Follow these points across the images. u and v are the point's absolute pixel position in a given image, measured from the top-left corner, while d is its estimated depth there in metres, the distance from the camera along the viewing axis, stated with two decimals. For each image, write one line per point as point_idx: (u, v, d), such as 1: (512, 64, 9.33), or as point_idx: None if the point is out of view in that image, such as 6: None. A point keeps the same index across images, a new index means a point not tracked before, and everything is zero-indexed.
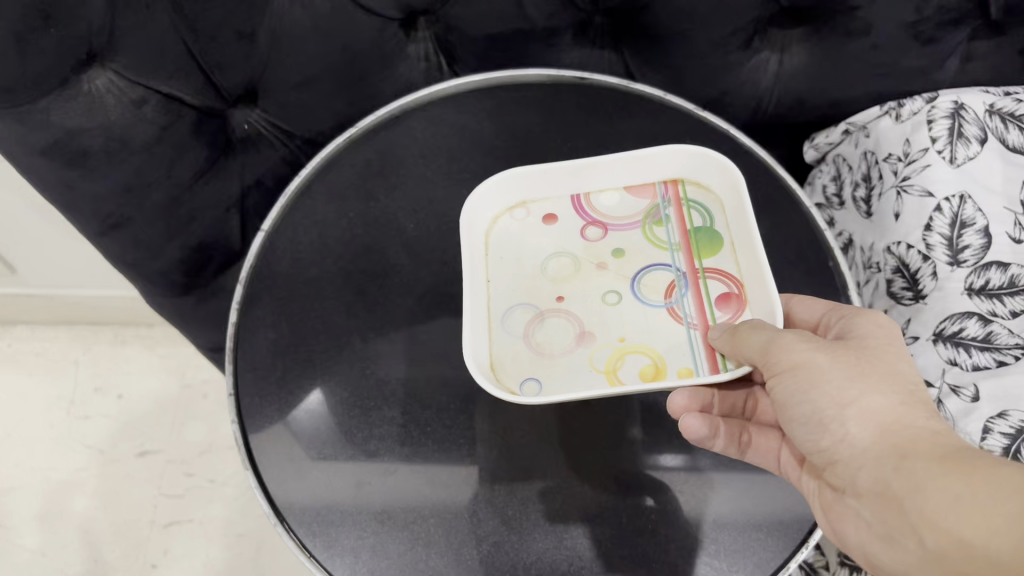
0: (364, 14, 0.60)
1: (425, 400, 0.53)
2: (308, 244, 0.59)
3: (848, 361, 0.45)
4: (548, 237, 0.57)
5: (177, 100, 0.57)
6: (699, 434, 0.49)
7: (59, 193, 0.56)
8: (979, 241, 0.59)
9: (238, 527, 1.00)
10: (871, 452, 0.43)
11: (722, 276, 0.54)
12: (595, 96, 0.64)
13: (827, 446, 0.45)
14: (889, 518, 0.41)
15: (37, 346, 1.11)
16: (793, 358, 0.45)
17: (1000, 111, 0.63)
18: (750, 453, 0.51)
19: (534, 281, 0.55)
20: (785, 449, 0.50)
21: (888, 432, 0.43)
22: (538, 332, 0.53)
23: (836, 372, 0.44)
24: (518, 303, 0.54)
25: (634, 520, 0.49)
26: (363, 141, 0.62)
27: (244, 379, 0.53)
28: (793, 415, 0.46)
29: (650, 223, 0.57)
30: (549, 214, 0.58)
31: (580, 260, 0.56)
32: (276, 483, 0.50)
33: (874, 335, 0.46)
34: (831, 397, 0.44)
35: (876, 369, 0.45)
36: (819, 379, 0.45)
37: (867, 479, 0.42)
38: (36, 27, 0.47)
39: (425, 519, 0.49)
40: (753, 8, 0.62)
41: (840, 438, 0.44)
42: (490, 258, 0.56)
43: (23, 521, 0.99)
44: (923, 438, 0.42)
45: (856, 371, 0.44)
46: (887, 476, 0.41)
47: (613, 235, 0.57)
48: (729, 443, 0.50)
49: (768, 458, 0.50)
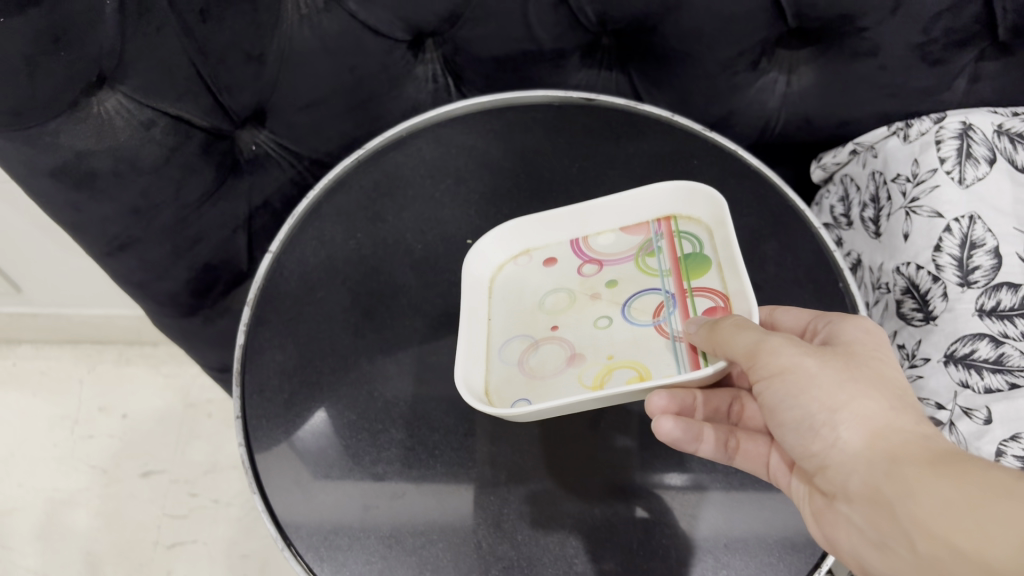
0: (377, 38, 0.63)
1: (434, 423, 0.52)
2: (316, 265, 0.59)
3: (837, 365, 0.45)
4: (546, 278, 0.57)
5: (186, 122, 0.57)
6: (674, 436, 0.48)
7: (68, 216, 0.55)
8: (990, 261, 0.59)
9: (242, 548, 0.99)
10: (862, 457, 0.42)
11: (709, 293, 0.53)
12: (600, 119, 0.64)
13: (817, 451, 0.45)
14: (881, 523, 0.41)
15: (41, 365, 1.11)
16: (781, 361, 0.45)
17: (1008, 131, 0.63)
18: (738, 459, 0.51)
19: (532, 313, 0.55)
20: (773, 454, 0.51)
21: (878, 437, 0.42)
22: (532, 358, 0.53)
23: (825, 376, 0.44)
24: (515, 335, 0.54)
25: (645, 546, 0.48)
26: (371, 163, 0.63)
27: (251, 401, 0.53)
28: (784, 421, 0.46)
29: (644, 254, 0.56)
30: (549, 258, 0.58)
31: (575, 294, 0.55)
32: (283, 506, 0.49)
33: (861, 342, 0.47)
34: (821, 401, 0.44)
35: (865, 374, 0.45)
36: (808, 383, 0.45)
37: (860, 484, 0.42)
38: (47, 51, 0.47)
39: (434, 543, 0.48)
40: (761, 29, 0.62)
41: (832, 443, 0.44)
42: (490, 301, 0.56)
43: (26, 542, 0.98)
44: (912, 442, 0.41)
45: (845, 375, 0.45)
46: (878, 481, 0.41)
47: (608, 269, 0.56)
48: (717, 445, 0.50)
49: (757, 465, 0.51)
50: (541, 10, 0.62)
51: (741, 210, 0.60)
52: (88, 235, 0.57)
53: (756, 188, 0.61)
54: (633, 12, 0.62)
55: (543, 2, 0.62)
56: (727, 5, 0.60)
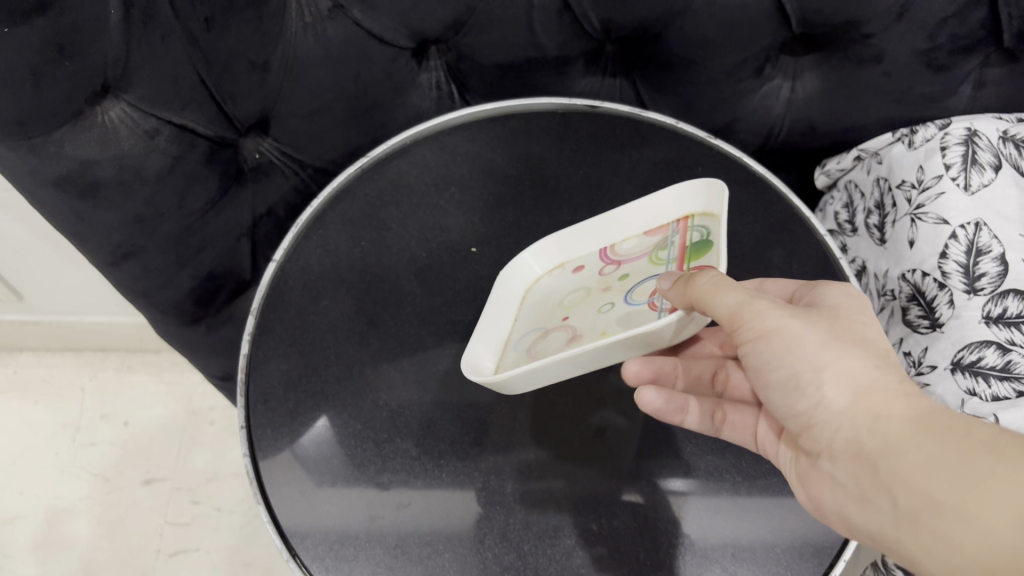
0: (382, 46, 0.63)
1: (439, 432, 0.52)
2: (320, 273, 0.58)
3: (822, 327, 0.45)
4: (570, 281, 0.57)
5: (190, 130, 0.57)
6: (656, 406, 0.51)
7: (72, 224, 0.55)
8: (996, 268, 0.58)
9: (244, 556, 0.99)
10: (846, 414, 0.43)
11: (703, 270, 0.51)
12: (606, 125, 0.64)
13: (802, 410, 0.45)
14: (864, 479, 0.42)
15: (43, 372, 1.11)
16: (767, 323, 0.45)
17: (1012, 137, 0.63)
18: (726, 431, 0.52)
19: (550, 308, 0.55)
20: (761, 424, 0.52)
21: (863, 395, 0.43)
22: (540, 343, 0.53)
23: (810, 337, 0.45)
24: (532, 328, 0.54)
25: (652, 554, 0.48)
26: (375, 171, 0.63)
27: (255, 411, 0.53)
28: (770, 382, 0.47)
29: (657, 250, 0.56)
30: (579, 265, 0.57)
31: (591, 291, 0.56)
32: (288, 517, 0.49)
33: (845, 305, 0.47)
34: (805, 361, 0.44)
35: (849, 334, 0.45)
36: (793, 343, 0.45)
37: (844, 441, 0.43)
38: (52, 60, 0.46)
39: (439, 553, 0.48)
40: (766, 35, 0.62)
41: (817, 402, 0.44)
42: (520, 306, 0.56)
43: (27, 550, 0.98)
44: (896, 399, 0.42)
45: (831, 336, 0.45)
46: (863, 438, 0.42)
47: (625, 266, 0.56)
48: (700, 419, 0.52)
49: (744, 435, 0.52)
50: (546, 17, 0.62)
51: (747, 217, 0.60)
52: (91, 243, 0.57)
53: (761, 195, 0.61)
54: (638, 19, 0.62)
55: (548, 9, 0.62)
56: (732, 12, 0.60)
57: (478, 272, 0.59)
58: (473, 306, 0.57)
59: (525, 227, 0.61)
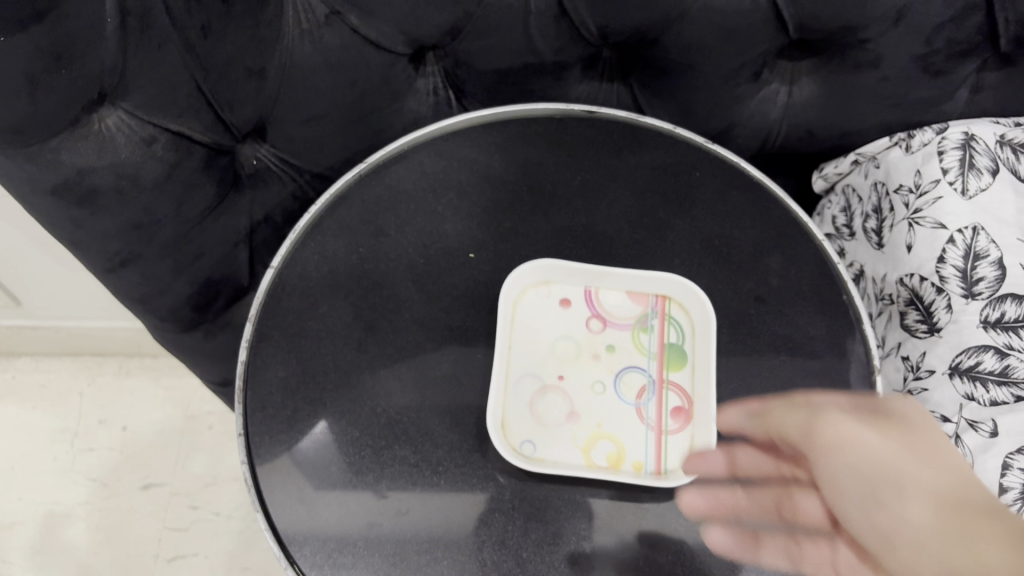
0: (379, 51, 0.63)
1: (437, 439, 0.52)
2: (319, 279, 0.57)
3: (896, 440, 0.46)
4: (559, 322, 0.57)
5: (188, 137, 0.57)
6: (727, 545, 0.49)
7: (69, 232, 0.55)
8: (993, 273, 0.58)
9: (243, 561, 0.99)
10: (930, 529, 0.42)
11: (682, 390, 0.54)
12: (603, 130, 0.64)
13: (881, 526, 0.45)
14: None
15: (42, 377, 1.11)
16: (830, 434, 0.47)
17: (1010, 141, 0.63)
18: (805, 565, 0.48)
19: (541, 355, 0.56)
20: (841, 554, 0.48)
21: (948, 506, 0.43)
22: (540, 401, 0.54)
23: (885, 449, 0.46)
24: (527, 372, 0.55)
25: (651, 561, 0.49)
26: (371, 176, 0.62)
27: (253, 418, 0.52)
28: (847, 492, 0.47)
29: (638, 329, 0.57)
30: (565, 299, 0.58)
31: (581, 347, 0.56)
32: (287, 524, 0.49)
33: (917, 420, 0.47)
34: (885, 470, 0.45)
35: (922, 446, 0.46)
36: (855, 451, 0.46)
37: (934, 560, 0.41)
38: (49, 68, 0.46)
39: (438, 560, 0.48)
40: (763, 40, 0.62)
41: (897, 518, 0.44)
42: (512, 330, 0.57)
43: (26, 556, 0.98)
44: (976, 508, 0.43)
45: (910, 451, 0.45)
46: (948, 554, 0.41)
47: (610, 330, 0.57)
48: (777, 557, 0.49)
49: (823, 565, 0.48)
50: (543, 23, 0.62)
51: (745, 222, 0.60)
52: (89, 251, 0.57)
53: (758, 199, 0.61)
54: (635, 25, 0.62)
55: (545, 15, 0.62)
56: (730, 17, 0.60)
57: (476, 278, 0.58)
58: (470, 311, 0.57)
59: (523, 232, 0.60)
